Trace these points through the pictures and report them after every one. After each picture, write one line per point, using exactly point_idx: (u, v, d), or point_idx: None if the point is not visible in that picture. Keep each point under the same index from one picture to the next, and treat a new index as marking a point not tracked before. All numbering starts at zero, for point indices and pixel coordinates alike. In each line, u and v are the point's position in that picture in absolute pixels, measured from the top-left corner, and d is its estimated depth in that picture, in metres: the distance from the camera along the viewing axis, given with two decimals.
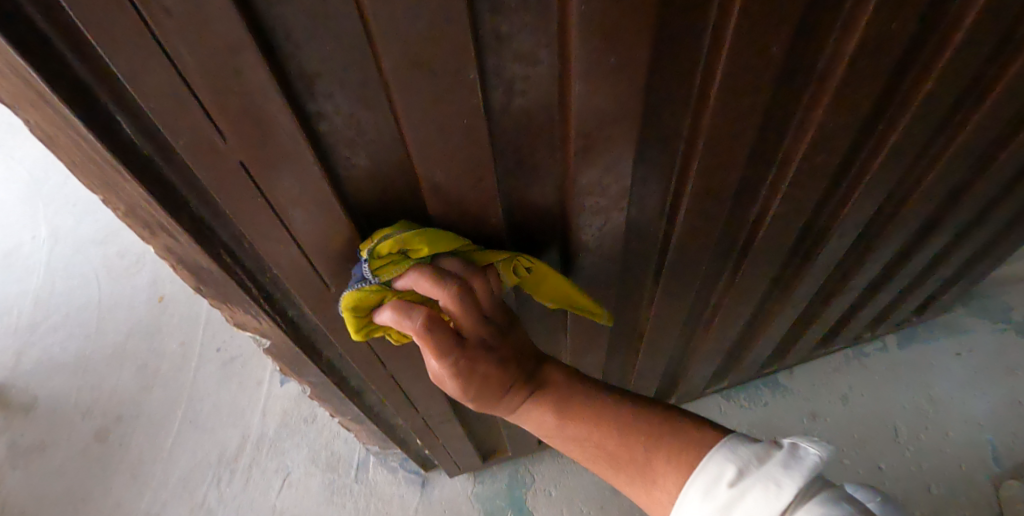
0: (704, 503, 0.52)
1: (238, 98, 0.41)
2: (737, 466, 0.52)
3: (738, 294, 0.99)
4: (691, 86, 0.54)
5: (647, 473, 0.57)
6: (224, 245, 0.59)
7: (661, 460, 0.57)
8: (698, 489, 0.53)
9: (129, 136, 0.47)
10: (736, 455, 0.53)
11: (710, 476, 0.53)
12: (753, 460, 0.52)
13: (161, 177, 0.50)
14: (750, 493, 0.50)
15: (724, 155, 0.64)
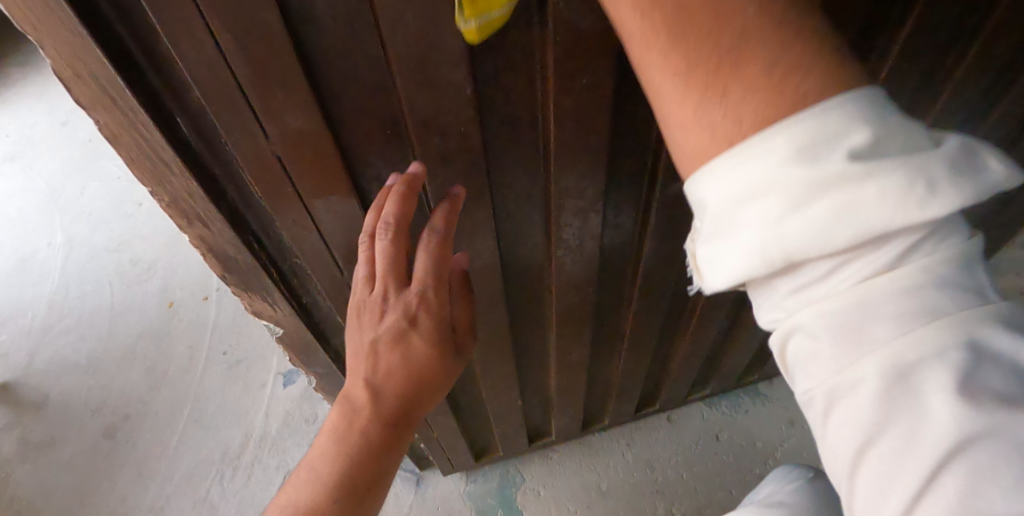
0: (793, 212, 0.33)
1: (276, 105, 0.51)
2: (873, 133, 0.32)
3: (712, 298, 1.07)
4: (652, 101, 0.64)
5: (727, 71, 0.33)
6: (251, 230, 0.69)
7: (767, 59, 0.33)
8: (788, 144, 0.33)
9: (184, 135, 0.57)
10: (872, 133, 0.32)
11: (806, 148, 0.32)
12: (890, 120, 0.33)
13: (202, 166, 0.60)
14: (869, 151, 0.32)
15: (687, 166, 0.73)
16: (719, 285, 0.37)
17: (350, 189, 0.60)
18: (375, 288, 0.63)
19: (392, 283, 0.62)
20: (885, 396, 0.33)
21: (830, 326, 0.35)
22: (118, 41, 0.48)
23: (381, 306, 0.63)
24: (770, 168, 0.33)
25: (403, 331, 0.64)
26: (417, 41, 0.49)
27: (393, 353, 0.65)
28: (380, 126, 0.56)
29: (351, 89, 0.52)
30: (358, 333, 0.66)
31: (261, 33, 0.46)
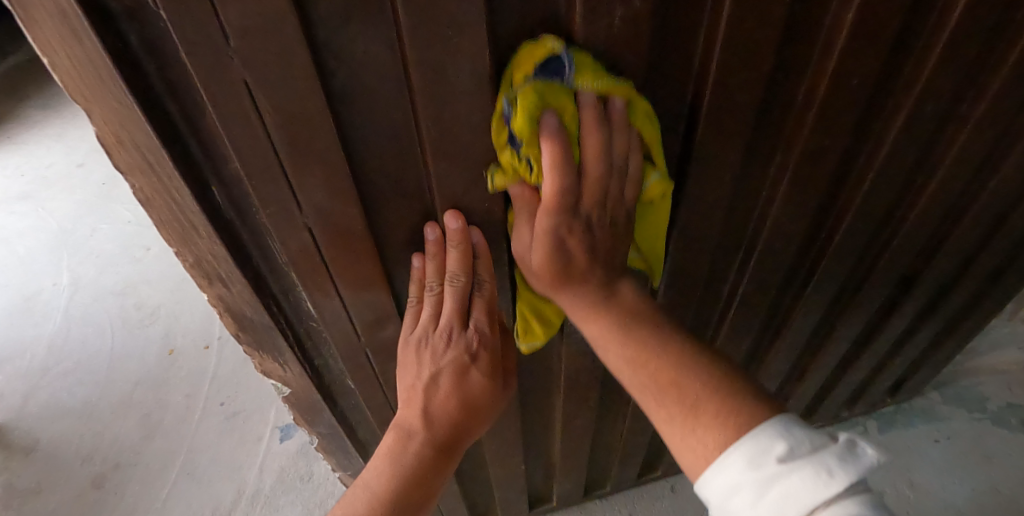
0: (749, 507, 0.40)
1: (312, 185, 0.53)
2: (788, 443, 0.41)
3: None
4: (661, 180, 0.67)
5: (690, 417, 0.45)
6: (272, 293, 0.70)
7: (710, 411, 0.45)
8: (744, 457, 0.41)
9: (219, 202, 0.59)
10: (784, 445, 0.41)
11: (757, 440, 0.42)
12: (805, 444, 0.41)
13: (232, 233, 0.62)
14: (788, 476, 0.40)
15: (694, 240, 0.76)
16: (711, 492, 0.43)
17: (375, 257, 0.62)
18: (435, 327, 0.66)
19: (456, 322, 0.65)
20: (810, 509, 0.39)
21: (787, 490, 0.39)
22: (169, 121, 0.51)
23: (439, 344, 0.66)
24: (732, 475, 0.41)
25: (463, 366, 0.67)
26: (451, 128, 0.52)
27: (450, 385, 0.68)
28: (409, 198, 0.58)
29: (385, 168, 0.55)
30: (417, 367, 0.67)
31: (308, 122, 0.49)
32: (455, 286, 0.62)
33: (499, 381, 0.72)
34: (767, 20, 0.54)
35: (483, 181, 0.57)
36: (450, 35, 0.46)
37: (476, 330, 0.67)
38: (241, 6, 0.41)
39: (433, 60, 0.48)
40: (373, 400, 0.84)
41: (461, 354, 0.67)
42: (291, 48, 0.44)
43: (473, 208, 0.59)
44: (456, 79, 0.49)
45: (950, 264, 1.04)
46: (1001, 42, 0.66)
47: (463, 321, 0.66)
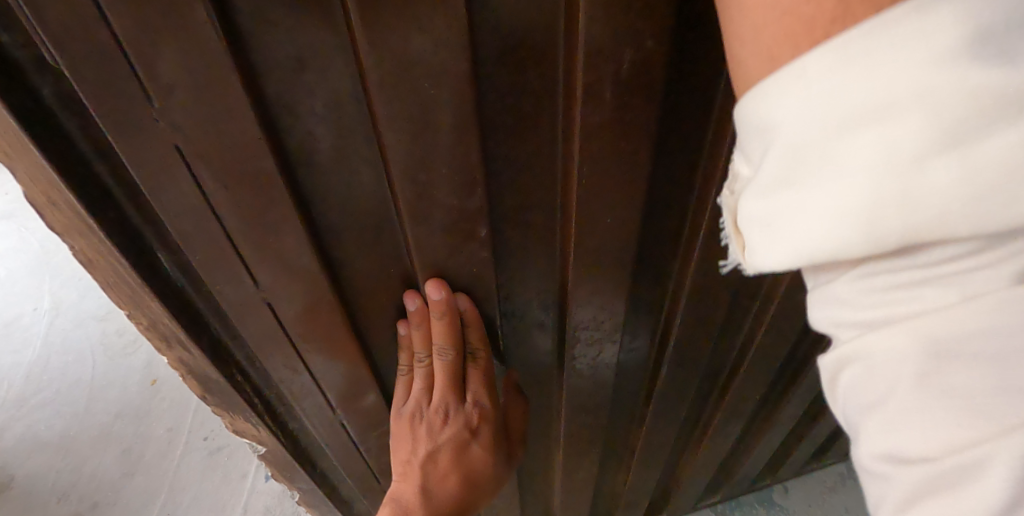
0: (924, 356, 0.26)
1: (268, 256, 0.46)
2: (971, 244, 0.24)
3: (730, 415, 0.99)
4: (674, 234, 0.60)
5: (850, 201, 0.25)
6: (236, 359, 0.63)
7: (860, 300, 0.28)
8: (923, 136, 0.23)
9: (166, 269, 0.51)
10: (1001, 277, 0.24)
11: (975, 38, 0.21)
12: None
13: (184, 300, 0.54)
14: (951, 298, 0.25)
15: (712, 298, 0.67)
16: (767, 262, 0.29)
17: (346, 328, 0.54)
18: (428, 401, 0.59)
19: (452, 397, 0.59)
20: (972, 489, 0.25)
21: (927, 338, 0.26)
22: (100, 186, 0.44)
23: (433, 419, 0.60)
24: (848, 174, 0.25)
25: (462, 440, 0.61)
26: (430, 193, 0.45)
27: (449, 461, 0.62)
28: (385, 264, 0.51)
29: (358, 236, 0.48)
30: (411, 443, 0.61)
31: (256, 190, 0.41)
32: (448, 360, 0.56)
33: (501, 451, 0.67)
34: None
35: (470, 246, 0.50)
36: (425, 87, 0.39)
37: (473, 403, 0.61)
38: (164, 60, 0.34)
39: (406, 116, 0.40)
40: (352, 466, 0.76)
41: (460, 428, 0.61)
42: (231, 109, 0.37)
43: (458, 275, 0.52)
44: (432, 139, 0.42)
45: None
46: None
47: (460, 395, 0.60)
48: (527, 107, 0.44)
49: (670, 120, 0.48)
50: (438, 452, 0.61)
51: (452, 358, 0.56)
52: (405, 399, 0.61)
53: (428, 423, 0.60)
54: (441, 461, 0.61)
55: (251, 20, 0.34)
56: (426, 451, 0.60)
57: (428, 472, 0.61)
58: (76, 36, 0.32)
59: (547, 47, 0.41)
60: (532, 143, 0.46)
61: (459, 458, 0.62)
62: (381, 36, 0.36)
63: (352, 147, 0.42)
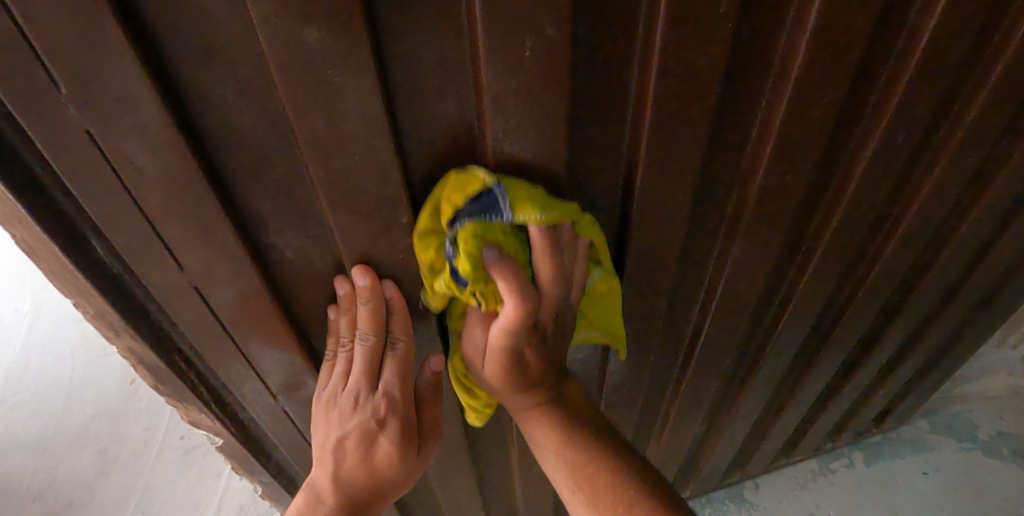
0: None
1: (192, 243, 0.47)
2: None
3: (686, 409, 1.01)
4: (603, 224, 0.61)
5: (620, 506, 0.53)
6: (179, 348, 0.64)
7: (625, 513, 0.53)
8: None
9: (102, 257, 0.53)
10: None
11: None
12: None
13: (120, 289, 0.56)
14: None
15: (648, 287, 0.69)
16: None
17: (278, 311, 0.55)
18: (345, 387, 0.59)
19: (364, 382, 0.58)
20: None
21: None
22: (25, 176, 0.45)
23: (348, 405, 0.59)
24: None
25: (370, 430, 0.59)
26: (347, 180, 0.47)
27: (359, 453, 0.59)
28: (313, 251, 0.53)
29: (282, 223, 0.50)
30: (326, 428, 0.60)
31: (171, 176, 0.43)
32: (367, 342, 0.57)
33: (414, 452, 0.62)
34: (706, 49, 0.48)
35: (394, 231, 0.51)
36: (330, 74, 0.40)
37: (386, 393, 0.60)
38: (71, 48, 0.35)
39: (315, 102, 0.42)
40: (301, 456, 0.77)
41: (370, 416, 0.59)
42: (139, 96, 0.38)
43: (384, 261, 0.53)
44: (342, 127, 0.43)
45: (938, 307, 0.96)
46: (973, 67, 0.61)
47: (372, 382, 0.59)
48: (440, 96, 0.46)
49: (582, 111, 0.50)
50: (345, 437, 0.59)
51: (366, 341, 0.57)
52: (328, 382, 0.61)
53: (340, 407, 0.59)
54: (348, 446, 0.59)
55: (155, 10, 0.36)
56: (335, 433, 0.59)
57: (335, 456, 0.59)
58: None
59: (453, 36, 0.43)
60: (447, 133, 0.48)
61: (369, 450, 0.59)
62: (281, 28, 0.38)
63: (267, 133, 0.44)
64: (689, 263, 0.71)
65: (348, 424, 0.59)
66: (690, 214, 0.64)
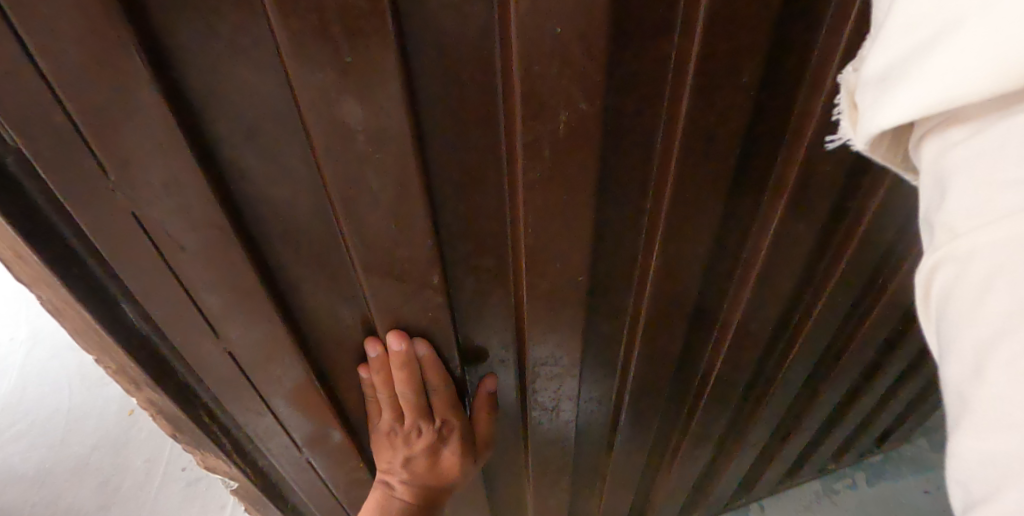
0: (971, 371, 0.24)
1: (227, 311, 0.48)
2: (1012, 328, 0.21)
3: (698, 440, 1.02)
4: (625, 274, 0.62)
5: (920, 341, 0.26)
6: (201, 401, 0.64)
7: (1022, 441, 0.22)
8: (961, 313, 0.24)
9: (132, 319, 0.53)
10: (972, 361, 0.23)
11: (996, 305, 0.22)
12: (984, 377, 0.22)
13: (149, 349, 0.56)
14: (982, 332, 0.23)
15: (668, 330, 0.70)
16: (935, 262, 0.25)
17: (306, 370, 0.56)
18: (400, 423, 0.64)
19: (418, 418, 0.63)
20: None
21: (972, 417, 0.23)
22: (65, 250, 0.46)
23: (408, 437, 0.64)
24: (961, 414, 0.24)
25: (434, 446, 0.65)
26: (382, 248, 0.48)
27: (425, 464, 0.66)
28: (341, 309, 0.53)
29: (314, 285, 0.50)
30: (389, 449, 0.65)
31: (211, 251, 0.43)
32: (408, 397, 0.60)
33: (473, 462, 0.69)
34: (731, 113, 0.49)
35: (423, 291, 0.52)
36: (369, 151, 0.41)
37: (442, 423, 0.65)
38: (118, 137, 0.36)
39: (353, 177, 0.42)
40: (320, 500, 0.78)
41: (432, 434, 0.64)
42: (183, 181, 0.39)
43: (413, 320, 0.54)
44: (379, 200, 0.44)
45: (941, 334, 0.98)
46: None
47: (424, 414, 0.63)
48: (475, 163, 0.46)
49: (610, 172, 0.51)
50: (413, 453, 0.65)
51: (409, 392, 0.59)
52: (381, 415, 0.64)
53: (403, 430, 0.64)
54: (417, 459, 0.65)
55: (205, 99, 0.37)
56: (403, 449, 0.65)
57: (407, 466, 0.65)
58: (40, 119, 0.34)
59: (487, 109, 0.43)
60: (477, 197, 0.49)
61: (436, 459, 0.66)
62: (325, 113, 0.38)
63: (303, 203, 0.44)
64: (705, 305, 0.72)
65: (413, 443, 0.64)
66: (708, 262, 0.65)
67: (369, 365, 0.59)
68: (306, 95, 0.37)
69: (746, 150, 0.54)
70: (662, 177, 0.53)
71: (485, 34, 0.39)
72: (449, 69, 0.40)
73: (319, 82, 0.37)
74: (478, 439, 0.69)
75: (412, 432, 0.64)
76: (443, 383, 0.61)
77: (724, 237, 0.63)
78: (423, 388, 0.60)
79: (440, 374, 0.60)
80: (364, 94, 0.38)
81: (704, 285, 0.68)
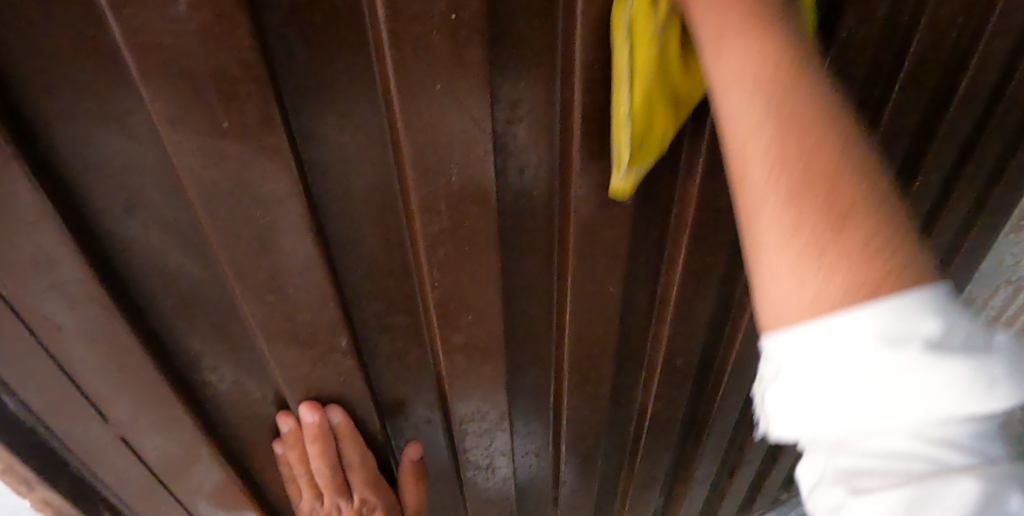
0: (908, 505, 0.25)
1: (118, 393, 0.45)
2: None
3: (644, 485, 1.00)
4: (544, 319, 0.63)
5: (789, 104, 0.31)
6: (101, 496, 0.59)
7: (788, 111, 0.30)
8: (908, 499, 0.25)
9: (12, 411, 0.49)
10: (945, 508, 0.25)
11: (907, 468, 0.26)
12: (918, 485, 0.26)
13: (36, 442, 0.51)
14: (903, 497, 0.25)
15: (596, 377, 0.70)
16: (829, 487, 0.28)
17: (213, 452, 0.53)
18: (321, 502, 0.61)
19: (338, 496, 0.60)
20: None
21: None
22: None
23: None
24: None
25: None
26: (284, 312, 0.47)
27: None
28: (247, 381, 0.52)
29: (216, 353, 0.49)
30: None
31: (95, 329, 0.41)
32: (323, 474, 0.57)
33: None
34: None
35: (331, 354, 0.51)
36: (259, 217, 0.41)
37: (363, 500, 0.62)
38: None
39: (244, 241, 0.42)
40: None
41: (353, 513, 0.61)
42: (58, 259, 0.38)
43: (325, 384, 0.53)
44: (274, 262, 0.44)
45: None
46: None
47: (345, 492, 0.60)
48: (372, 220, 0.47)
49: (509, 217, 0.53)
50: None
51: (325, 470, 0.57)
52: (299, 495, 0.61)
53: (324, 510, 0.61)
54: None
55: (83, 168, 0.37)
56: None
57: None
58: None
59: (379, 167, 0.45)
60: (379, 251, 0.49)
61: None
62: (209, 177, 0.38)
63: (196, 272, 0.44)
64: (630, 343, 0.73)
65: None
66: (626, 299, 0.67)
67: (285, 440, 0.57)
68: (186, 158, 0.37)
69: (642, 190, 0.57)
70: (562, 222, 0.55)
71: (368, 97, 0.42)
72: (335, 126, 0.42)
73: (200, 146, 0.37)
74: (406, 511, 0.66)
75: (333, 513, 0.61)
76: (360, 460, 0.59)
77: (634, 276, 0.66)
78: (339, 465, 0.58)
79: (358, 447, 0.58)
80: (248, 155, 0.38)
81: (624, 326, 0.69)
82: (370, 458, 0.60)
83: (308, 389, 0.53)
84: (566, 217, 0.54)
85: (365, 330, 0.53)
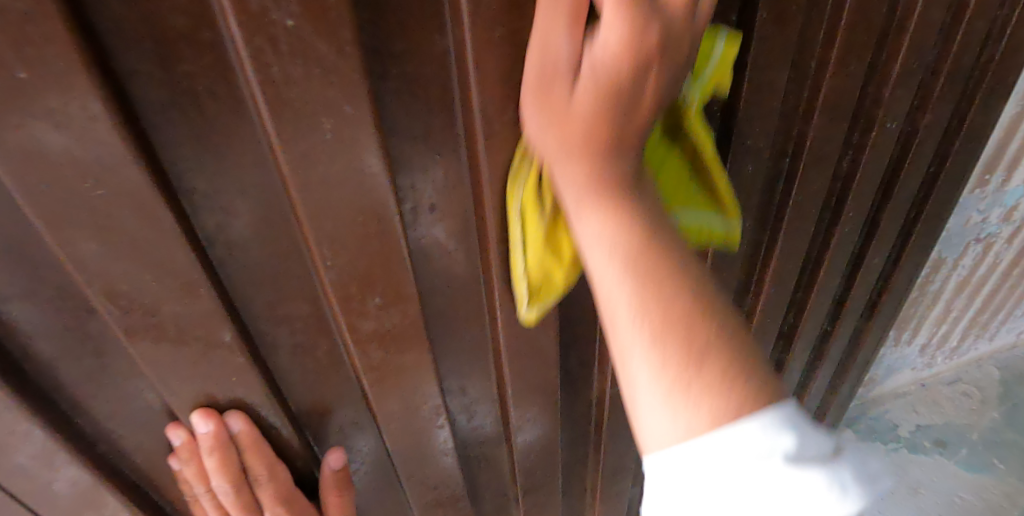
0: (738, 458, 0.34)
1: None
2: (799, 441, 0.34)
3: (613, 477, 0.94)
4: (470, 303, 0.57)
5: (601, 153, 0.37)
6: None
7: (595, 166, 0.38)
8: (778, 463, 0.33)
9: None
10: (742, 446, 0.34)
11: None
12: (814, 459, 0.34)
13: None
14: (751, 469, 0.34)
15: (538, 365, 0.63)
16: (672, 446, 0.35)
17: (94, 476, 0.46)
18: None
19: None
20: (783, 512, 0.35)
21: None
22: None
23: None
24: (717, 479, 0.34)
25: None
26: (146, 301, 0.40)
27: None
28: (123, 384, 0.45)
29: (74, 353, 0.42)
30: None
31: None
32: (226, 491, 0.51)
33: None
34: None
35: (215, 350, 0.44)
36: (88, 187, 0.35)
37: None
38: None
39: (73, 218, 0.35)
40: None
41: None
42: None
43: (214, 385, 0.46)
44: (120, 243, 0.37)
45: (825, 300, 1.01)
46: (792, 85, 0.65)
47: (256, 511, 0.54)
48: (241, 191, 0.41)
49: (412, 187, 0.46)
50: None
51: (228, 487, 0.51)
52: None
53: None
54: None
55: None
56: None
57: None
58: None
59: (240, 123, 0.38)
60: (260, 229, 0.43)
61: None
62: (7, 141, 0.32)
63: (26, 261, 0.37)
64: (575, 323, 0.68)
65: None
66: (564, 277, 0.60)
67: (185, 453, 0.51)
68: None
69: None
70: (474, 193, 0.48)
71: (210, 37, 0.35)
72: (175, 77, 0.35)
73: None
74: None
75: None
76: (270, 475, 0.52)
77: None
78: (245, 482, 0.51)
79: (266, 460, 0.51)
80: (53, 111, 0.32)
81: (566, 303, 0.64)
82: (283, 472, 0.53)
83: (194, 393, 0.46)
84: (478, 188, 0.47)
85: (258, 320, 0.47)
